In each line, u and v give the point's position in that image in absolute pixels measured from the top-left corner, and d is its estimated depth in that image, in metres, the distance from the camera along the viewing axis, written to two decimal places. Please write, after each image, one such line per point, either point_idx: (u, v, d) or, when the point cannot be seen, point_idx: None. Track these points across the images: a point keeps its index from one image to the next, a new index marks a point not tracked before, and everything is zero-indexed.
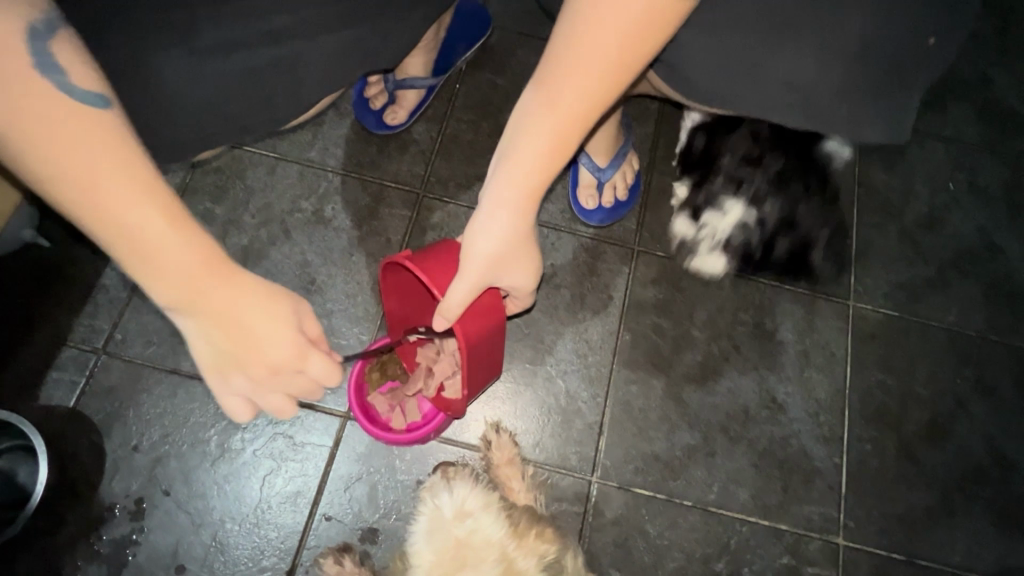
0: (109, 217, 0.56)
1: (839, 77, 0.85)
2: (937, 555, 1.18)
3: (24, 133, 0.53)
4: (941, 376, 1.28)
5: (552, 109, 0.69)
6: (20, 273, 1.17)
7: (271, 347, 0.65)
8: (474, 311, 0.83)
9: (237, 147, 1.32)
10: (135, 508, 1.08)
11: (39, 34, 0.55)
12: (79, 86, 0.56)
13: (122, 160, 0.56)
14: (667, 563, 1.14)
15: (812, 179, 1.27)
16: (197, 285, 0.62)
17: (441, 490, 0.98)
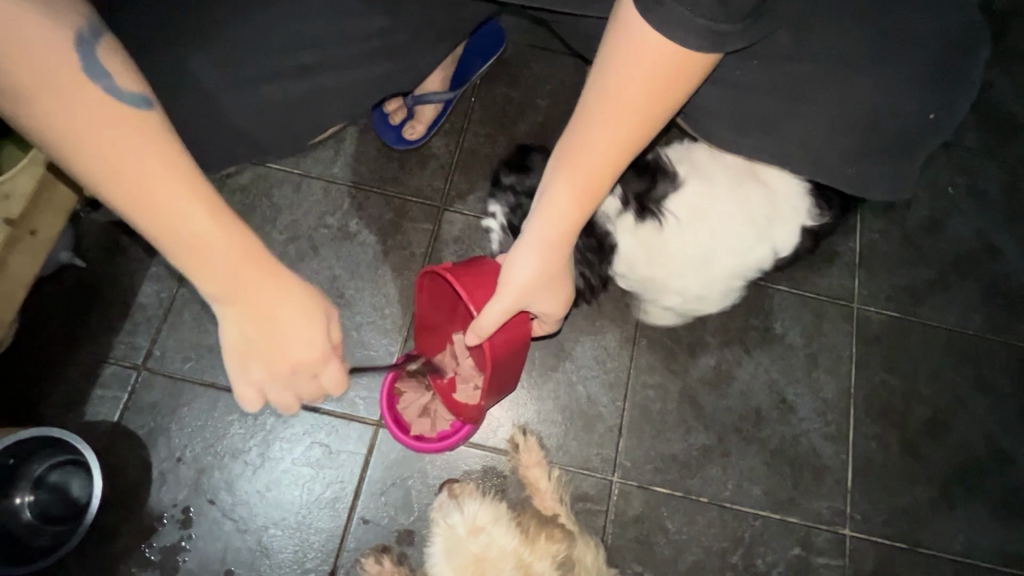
0: (160, 213, 0.59)
1: (844, 145, 0.96)
2: (939, 543, 1.26)
3: (77, 136, 0.55)
4: (941, 374, 1.34)
5: (587, 157, 0.76)
6: (58, 294, 1.21)
7: (298, 341, 0.66)
8: (506, 331, 0.89)
9: (262, 164, 1.36)
10: (183, 516, 1.14)
11: (86, 42, 0.57)
12: (124, 90, 0.58)
13: (167, 161, 0.59)
14: (686, 556, 1.21)
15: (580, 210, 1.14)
16: (236, 280, 0.64)
17: (453, 510, 1.06)
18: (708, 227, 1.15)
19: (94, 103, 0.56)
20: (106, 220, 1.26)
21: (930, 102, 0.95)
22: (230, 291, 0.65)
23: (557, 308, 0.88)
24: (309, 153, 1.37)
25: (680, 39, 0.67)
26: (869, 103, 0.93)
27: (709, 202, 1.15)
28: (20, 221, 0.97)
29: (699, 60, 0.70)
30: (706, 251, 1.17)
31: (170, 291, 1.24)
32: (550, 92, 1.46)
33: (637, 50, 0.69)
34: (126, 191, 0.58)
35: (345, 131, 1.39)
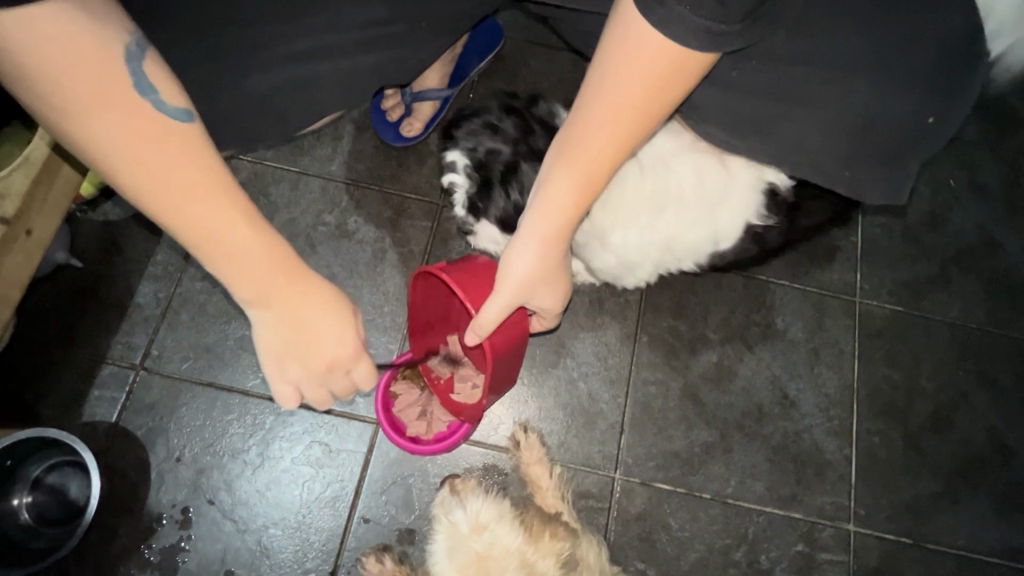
0: (196, 221, 0.58)
1: (841, 146, 0.95)
2: (943, 538, 1.25)
3: (114, 142, 0.54)
4: (944, 369, 1.34)
5: (585, 155, 0.75)
6: (55, 294, 1.20)
7: (333, 344, 0.65)
8: (503, 326, 0.88)
9: (259, 163, 1.35)
10: (182, 517, 1.13)
11: (131, 53, 0.55)
12: (163, 96, 0.56)
13: (205, 169, 0.57)
14: (689, 553, 1.20)
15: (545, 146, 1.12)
16: (270, 286, 0.63)
17: (455, 507, 1.05)
18: (660, 185, 1.06)
19: (135, 112, 0.55)
20: (103, 220, 1.25)
21: (928, 105, 0.94)
22: (265, 296, 0.63)
23: (556, 304, 0.88)
24: (306, 151, 1.36)
25: (678, 39, 0.67)
26: (869, 104, 0.92)
27: (674, 156, 1.07)
28: (15, 220, 0.96)
29: (697, 59, 0.69)
30: (643, 212, 1.07)
31: (168, 291, 1.23)
32: (548, 88, 1.45)
33: (635, 48, 0.69)
34: (164, 200, 0.56)
35: (342, 128, 1.38)
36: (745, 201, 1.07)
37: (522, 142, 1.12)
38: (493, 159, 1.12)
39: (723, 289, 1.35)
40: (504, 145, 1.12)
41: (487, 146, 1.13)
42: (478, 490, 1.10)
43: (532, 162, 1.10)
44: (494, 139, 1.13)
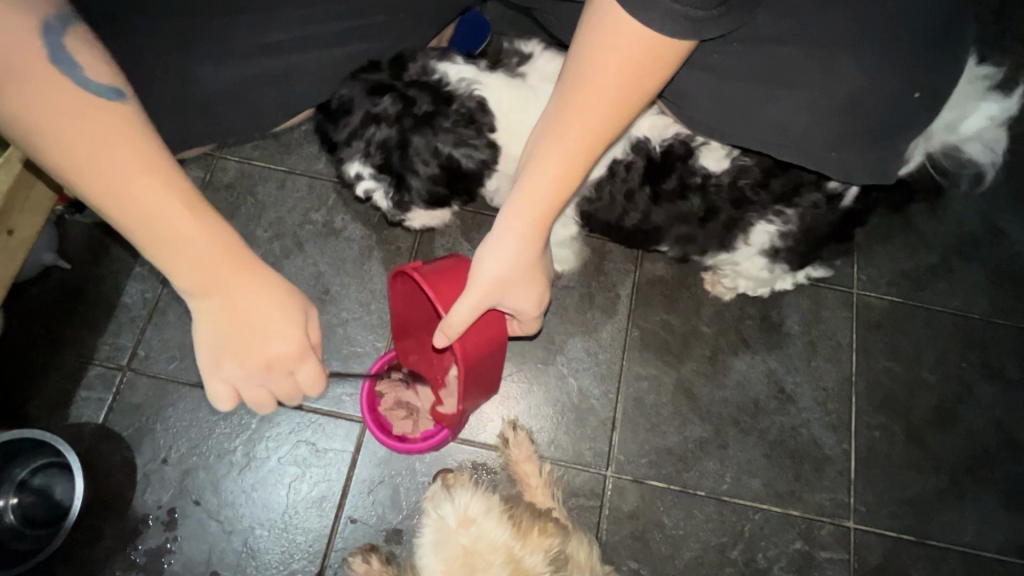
0: (127, 201, 0.57)
1: (828, 126, 0.90)
2: (947, 535, 1.21)
3: (41, 122, 0.54)
4: (946, 361, 1.30)
5: (564, 147, 0.73)
6: (42, 295, 1.20)
7: (272, 335, 0.63)
8: (476, 322, 0.85)
9: (246, 162, 1.35)
10: (168, 518, 1.12)
11: (53, 29, 0.57)
12: (96, 80, 0.57)
13: (138, 150, 0.57)
14: (683, 552, 1.17)
15: (434, 117, 0.96)
16: (207, 272, 0.61)
17: (444, 500, 1.03)
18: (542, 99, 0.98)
19: (70, 96, 0.55)
20: (90, 221, 1.25)
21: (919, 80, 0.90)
22: (205, 283, 0.62)
23: (534, 305, 0.85)
24: (293, 149, 1.36)
25: (657, 24, 0.66)
26: (857, 80, 0.88)
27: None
28: None
29: (676, 47, 0.68)
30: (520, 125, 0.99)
31: (154, 291, 1.23)
32: None
33: (614, 35, 0.67)
34: (94, 181, 0.56)
35: None
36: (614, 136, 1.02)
37: (408, 116, 0.96)
38: (387, 148, 0.98)
39: None
40: (391, 130, 0.97)
41: (375, 133, 0.97)
42: (469, 483, 1.08)
43: (424, 133, 0.97)
44: (379, 125, 0.97)
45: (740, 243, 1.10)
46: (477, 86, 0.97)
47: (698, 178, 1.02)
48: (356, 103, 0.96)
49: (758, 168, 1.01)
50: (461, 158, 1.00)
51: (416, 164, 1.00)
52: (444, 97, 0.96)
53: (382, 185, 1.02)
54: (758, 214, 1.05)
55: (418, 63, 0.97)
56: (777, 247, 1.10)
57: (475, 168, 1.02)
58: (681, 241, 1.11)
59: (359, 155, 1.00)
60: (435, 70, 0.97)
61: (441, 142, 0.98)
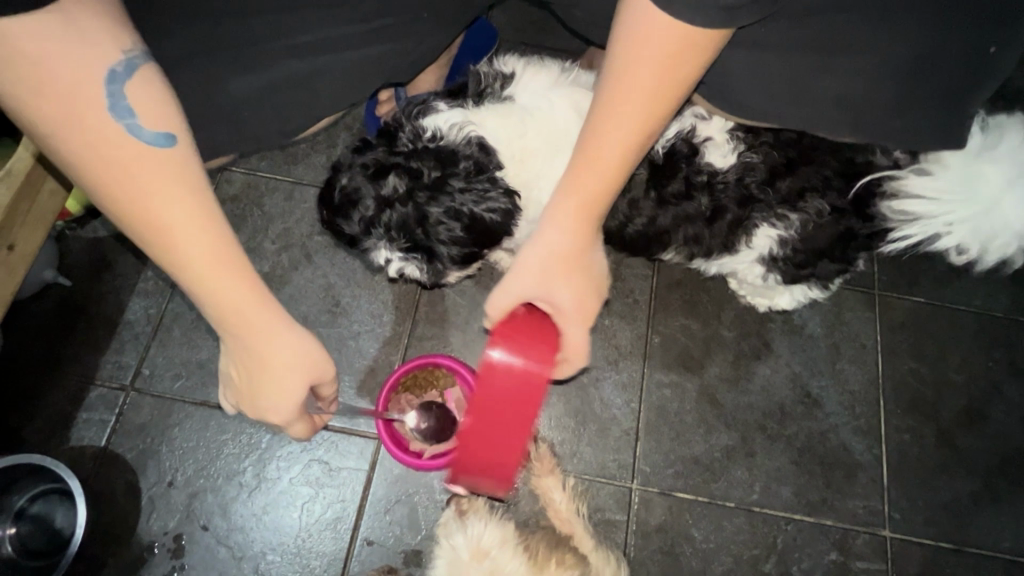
0: (174, 254, 0.57)
1: (886, 93, 0.90)
2: (985, 541, 1.17)
3: (99, 172, 0.54)
4: (973, 361, 1.27)
5: (604, 141, 0.71)
6: (41, 314, 1.16)
7: (276, 396, 0.64)
8: (523, 323, 0.77)
9: (252, 173, 1.32)
10: (175, 545, 1.07)
11: (116, 77, 0.55)
12: (144, 126, 0.55)
13: (189, 206, 0.56)
14: (715, 567, 1.13)
15: (444, 190, 1.01)
16: (237, 326, 0.61)
17: (456, 530, 1.02)
18: (535, 118, 1.02)
19: (117, 144, 0.54)
20: (91, 236, 1.21)
21: (982, 36, 0.87)
22: (233, 324, 0.61)
23: (580, 302, 0.78)
24: (300, 160, 1.33)
25: (687, 17, 0.63)
26: (911, 50, 0.88)
27: (549, 96, 1.04)
28: None
29: (708, 37, 0.64)
30: (523, 146, 1.02)
31: (158, 307, 1.19)
32: None
33: (646, 29, 0.64)
34: (147, 227, 0.56)
35: (336, 135, 1.35)
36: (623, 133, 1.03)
37: (419, 191, 1.01)
38: (406, 227, 1.03)
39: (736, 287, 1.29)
40: (407, 210, 1.02)
41: (392, 216, 1.03)
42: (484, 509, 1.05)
43: (441, 203, 1.01)
44: (392, 209, 1.02)
45: (742, 246, 1.08)
46: (470, 126, 1.01)
47: (704, 175, 1.01)
48: (363, 189, 1.02)
49: (765, 166, 1.00)
50: (484, 213, 1.02)
51: (441, 232, 1.04)
52: (446, 156, 0.99)
53: (414, 261, 1.07)
54: (762, 215, 1.03)
55: (408, 128, 1.03)
56: (776, 254, 1.09)
57: (501, 220, 1.04)
58: (688, 243, 1.09)
59: (385, 242, 1.05)
60: (425, 128, 1.02)
61: (461, 202, 1.01)
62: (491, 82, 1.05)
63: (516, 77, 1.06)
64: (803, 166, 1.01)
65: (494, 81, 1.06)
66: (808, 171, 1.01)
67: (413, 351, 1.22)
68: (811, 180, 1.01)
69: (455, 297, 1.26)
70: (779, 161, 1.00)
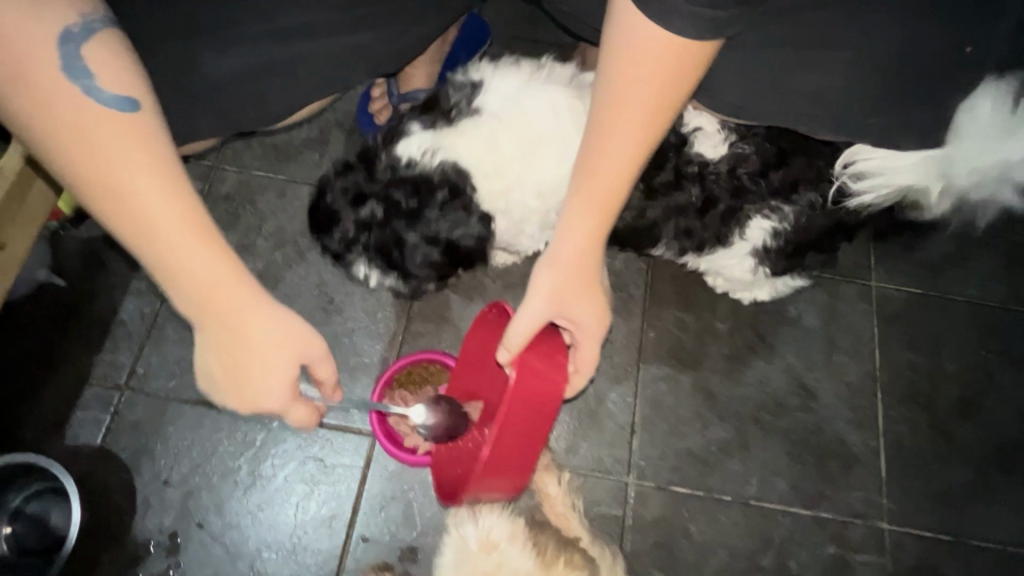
0: (142, 225, 0.56)
1: (863, 90, 0.92)
2: (984, 533, 1.16)
3: (58, 135, 0.54)
4: (970, 351, 1.26)
5: (607, 153, 0.72)
6: (35, 314, 1.16)
7: (264, 373, 0.61)
8: (543, 349, 0.79)
9: (245, 171, 1.32)
10: (170, 543, 1.07)
11: (73, 37, 0.56)
12: (106, 91, 0.56)
13: (148, 168, 0.56)
14: (712, 560, 1.12)
15: (420, 217, 1.00)
16: (214, 304, 0.60)
17: (466, 519, 1.00)
18: (509, 126, 0.99)
19: (79, 107, 0.55)
20: (84, 237, 1.21)
21: (956, 35, 0.90)
22: (213, 307, 0.60)
23: (594, 317, 0.79)
24: (293, 158, 1.33)
25: (676, 27, 0.64)
26: (885, 48, 0.90)
27: (521, 98, 1.00)
28: None
29: (704, 51, 0.67)
30: (501, 156, 0.99)
31: (153, 306, 1.19)
32: None
33: (637, 44, 0.66)
34: (101, 189, 0.55)
35: (328, 133, 1.35)
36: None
37: (395, 219, 1.01)
38: (382, 248, 1.03)
39: None
40: (382, 234, 1.02)
41: (369, 237, 1.03)
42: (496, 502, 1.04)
43: (416, 228, 1.01)
44: (368, 232, 1.02)
45: (735, 238, 1.04)
46: (441, 149, 0.97)
47: (694, 166, 0.97)
48: (343, 211, 1.02)
49: (757, 157, 0.96)
50: (459, 239, 1.03)
51: (417, 254, 1.04)
52: (421, 187, 0.97)
53: (392, 276, 1.09)
54: (755, 207, 0.99)
55: (383, 156, 0.99)
56: (769, 247, 1.05)
57: (475, 245, 1.06)
58: (678, 236, 1.05)
59: (364, 258, 1.06)
60: (398, 155, 0.97)
61: (437, 228, 1.01)
62: (460, 92, 1.01)
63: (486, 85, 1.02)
64: (794, 155, 0.97)
65: (463, 92, 1.01)
66: (800, 163, 0.97)
67: (407, 347, 1.22)
68: (805, 171, 0.97)
69: (448, 293, 1.25)
70: (772, 152, 0.96)
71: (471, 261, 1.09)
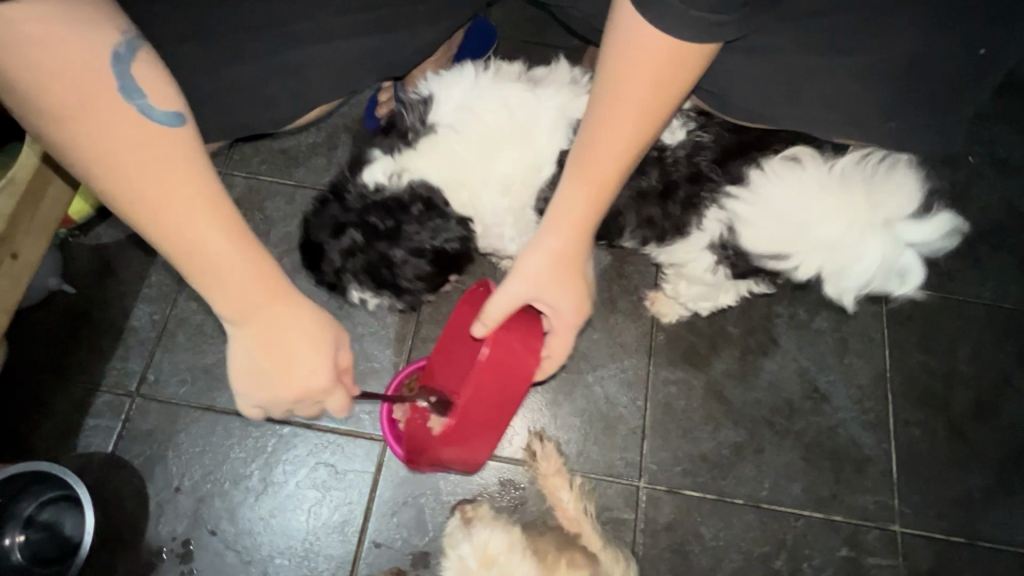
0: (187, 239, 0.58)
1: (878, 93, 0.91)
2: (998, 535, 1.16)
3: (104, 154, 0.54)
4: (982, 353, 1.26)
5: (600, 151, 0.72)
6: (46, 320, 1.16)
7: (302, 369, 0.63)
8: (518, 328, 0.79)
9: (254, 177, 1.32)
10: (183, 550, 1.07)
11: (122, 58, 0.57)
12: (154, 109, 0.57)
13: (197, 187, 0.57)
14: (725, 564, 1.12)
15: (401, 234, 1.00)
16: (248, 305, 0.62)
17: (461, 540, 1.03)
18: (466, 129, 1.00)
19: (127, 124, 0.55)
20: (95, 243, 1.21)
21: (976, 37, 0.89)
22: (247, 310, 0.62)
23: (570, 307, 0.79)
24: (301, 163, 1.33)
25: (676, 31, 0.65)
26: (900, 51, 0.89)
27: (474, 99, 1.02)
28: None
29: (702, 54, 0.67)
30: (463, 153, 1.00)
31: (163, 312, 1.19)
32: None
33: (634, 45, 0.67)
34: (145, 203, 0.56)
35: (336, 138, 1.35)
36: (557, 129, 1.00)
37: (379, 241, 1.00)
38: (372, 270, 1.02)
39: None
40: (368, 258, 1.01)
41: (357, 262, 1.01)
42: (488, 515, 1.06)
43: (401, 245, 1.01)
44: (355, 258, 1.01)
45: (693, 228, 1.03)
46: (406, 172, 0.99)
47: (655, 150, 0.99)
48: (326, 245, 1.01)
49: (716, 143, 0.98)
50: (444, 244, 1.04)
51: (405, 268, 1.03)
52: (396, 207, 0.98)
53: (386, 296, 1.08)
54: (712, 195, 1.00)
55: (354, 188, 0.99)
56: (727, 241, 1.03)
57: (460, 247, 1.06)
58: (644, 224, 1.05)
59: (356, 284, 1.04)
60: (367, 183, 0.99)
61: (421, 240, 1.02)
62: (411, 111, 1.02)
63: (434, 100, 1.03)
64: (752, 150, 0.99)
65: (414, 110, 1.02)
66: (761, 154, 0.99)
67: (417, 352, 1.21)
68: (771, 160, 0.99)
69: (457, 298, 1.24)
70: (733, 142, 0.99)
71: (458, 263, 1.09)
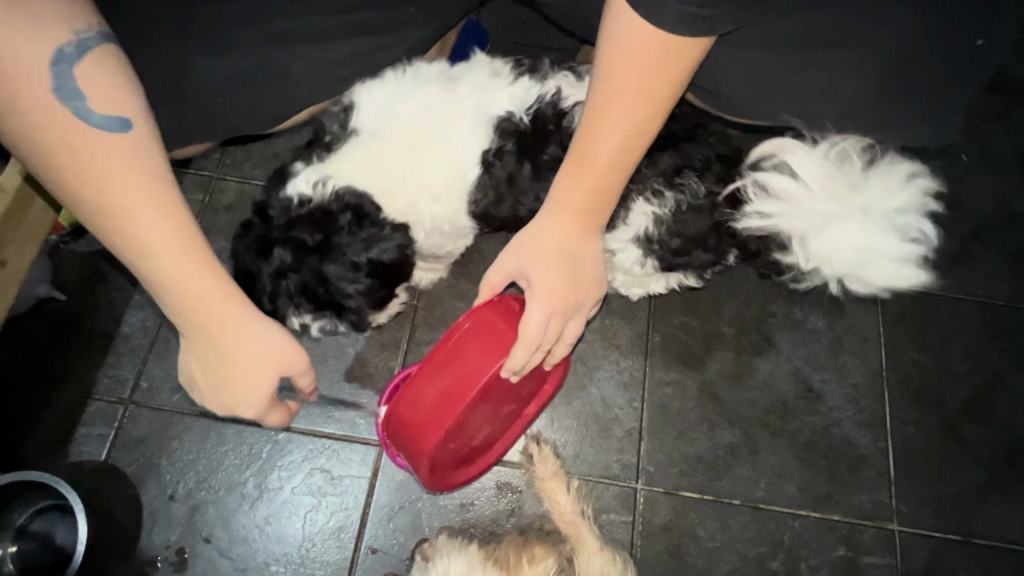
0: (139, 239, 0.62)
1: (873, 86, 0.93)
2: (993, 531, 1.16)
3: (54, 156, 0.59)
4: (975, 350, 1.26)
5: (596, 145, 0.73)
6: (36, 328, 1.15)
7: (241, 381, 0.68)
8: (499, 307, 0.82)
9: (246, 181, 1.31)
10: (177, 559, 1.06)
11: (65, 57, 0.61)
12: (95, 112, 0.61)
13: (147, 188, 0.62)
14: (722, 565, 1.12)
15: (329, 248, 0.93)
16: (204, 313, 0.66)
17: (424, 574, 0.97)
18: (382, 133, 0.94)
19: (73, 128, 0.60)
20: (85, 250, 1.20)
21: (969, 27, 0.91)
22: (203, 318, 0.67)
23: (558, 288, 0.76)
24: None
25: (671, 25, 0.65)
26: (896, 44, 0.91)
27: (395, 100, 0.96)
28: None
29: (693, 43, 0.67)
30: (389, 154, 0.94)
31: (155, 318, 1.18)
32: None
33: (625, 41, 0.68)
34: (102, 208, 0.61)
35: None
36: (475, 128, 0.96)
37: (308, 260, 0.93)
38: (305, 293, 0.94)
39: (735, 283, 1.28)
40: (296, 280, 0.93)
41: (288, 285, 0.94)
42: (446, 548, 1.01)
43: (333, 261, 0.93)
44: (283, 282, 0.93)
45: (619, 222, 1.00)
46: (330, 180, 0.92)
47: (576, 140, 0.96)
48: (255, 271, 0.94)
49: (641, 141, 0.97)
50: (380, 256, 0.95)
51: (343, 285, 0.95)
52: (322, 219, 0.92)
53: (326, 319, 0.99)
54: (638, 189, 0.97)
55: (277, 205, 0.94)
56: (651, 235, 1.01)
57: (399, 256, 0.97)
58: None
59: (292, 312, 0.96)
60: (290, 197, 0.93)
61: (353, 254, 0.94)
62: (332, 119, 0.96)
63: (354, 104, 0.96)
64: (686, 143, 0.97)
65: (336, 118, 0.96)
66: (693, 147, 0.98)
67: (412, 356, 1.20)
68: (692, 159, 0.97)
69: (452, 301, 1.23)
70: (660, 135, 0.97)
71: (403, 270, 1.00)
